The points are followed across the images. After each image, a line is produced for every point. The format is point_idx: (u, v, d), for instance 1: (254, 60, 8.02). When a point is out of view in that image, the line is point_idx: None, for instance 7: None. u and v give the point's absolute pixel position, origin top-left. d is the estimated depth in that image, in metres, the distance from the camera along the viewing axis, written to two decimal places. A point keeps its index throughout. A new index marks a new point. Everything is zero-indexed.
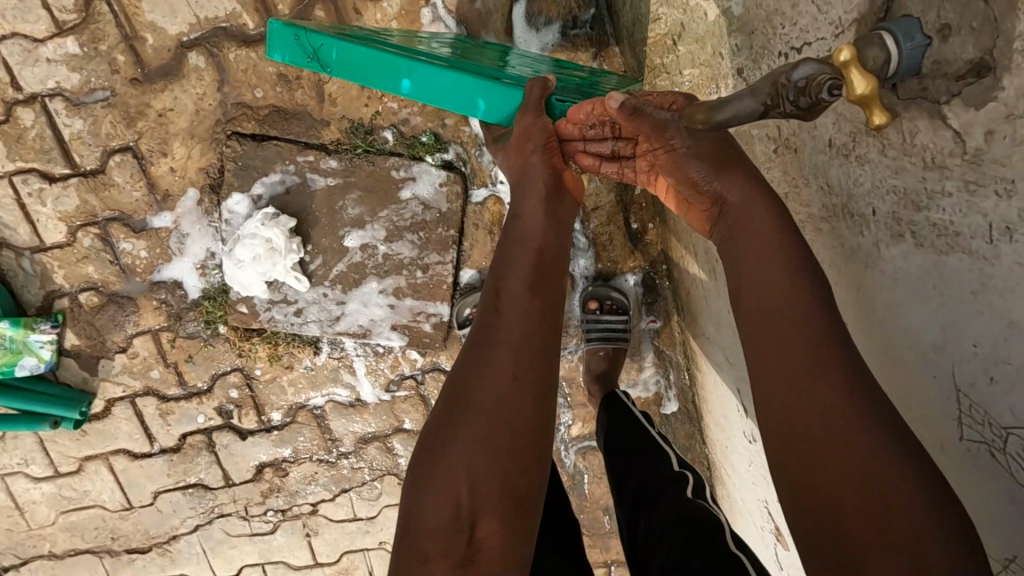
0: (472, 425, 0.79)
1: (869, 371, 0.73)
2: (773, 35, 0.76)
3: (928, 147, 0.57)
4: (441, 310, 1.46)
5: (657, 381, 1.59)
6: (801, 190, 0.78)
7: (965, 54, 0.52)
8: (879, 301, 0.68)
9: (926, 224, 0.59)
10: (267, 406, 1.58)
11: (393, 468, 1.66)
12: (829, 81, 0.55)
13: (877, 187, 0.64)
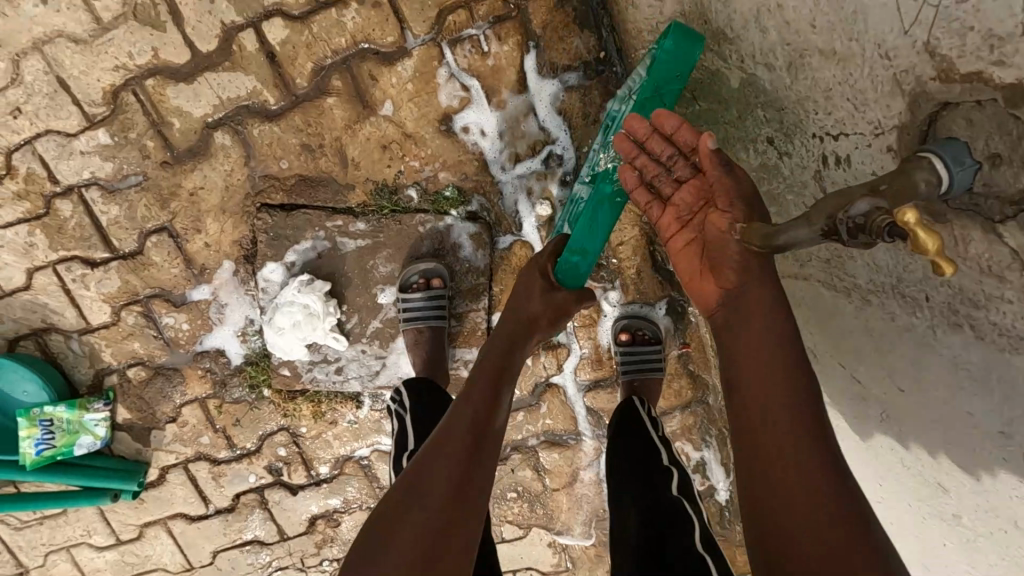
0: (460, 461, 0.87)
1: (928, 442, 0.77)
2: (806, 116, 0.81)
3: (983, 256, 0.62)
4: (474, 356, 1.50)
5: (697, 405, 1.60)
6: (845, 262, 0.81)
7: (1017, 184, 0.57)
8: (936, 382, 0.72)
9: (987, 322, 0.63)
10: (315, 460, 1.62)
11: None
12: (888, 225, 0.56)
13: (929, 275, 0.68)
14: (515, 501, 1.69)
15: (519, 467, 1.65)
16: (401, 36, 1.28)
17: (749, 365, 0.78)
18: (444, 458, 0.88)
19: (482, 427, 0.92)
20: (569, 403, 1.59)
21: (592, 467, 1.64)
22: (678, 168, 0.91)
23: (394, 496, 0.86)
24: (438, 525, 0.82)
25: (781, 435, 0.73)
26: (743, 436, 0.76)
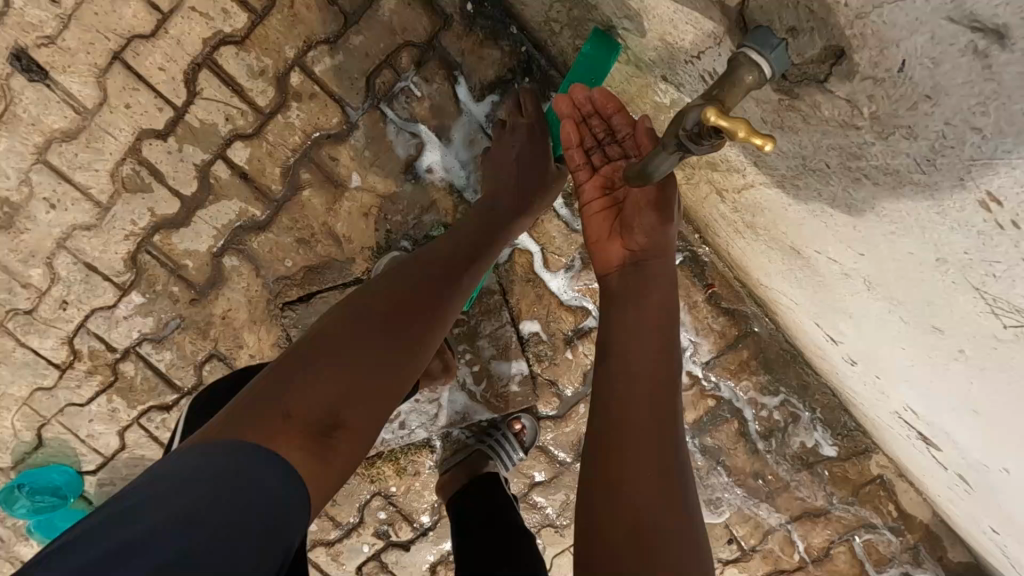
0: (438, 270, 1.08)
1: (898, 287, 0.93)
2: (674, 51, 1.00)
3: (834, 117, 0.81)
4: (519, 369, 1.57)
5: (743, 337, 1.61)
6: (765, 158, 0.98)
7: (814, 46, 0.74)
8: (876, 233, 0.90)
9: (872, 171, 0.82)
10: (414, 512, 1.70)
11: (545, 520, 1.74)
12: (711, 130, 0.74)
13: (819, 148, 0.87)
14: None
15: None
16: (344, 113, 1.39)
17: (632, 336, 1.03)
18: (414, 303, 1.01)
19: (461, 263, 1.12)
20: None
21: None
22: (611, 147, 1.14)
23: (364, 292, 1.02)
24: (391, 348, 0.95)
25: (641, 393, 0.98)
26: (613, 390, 0.99)
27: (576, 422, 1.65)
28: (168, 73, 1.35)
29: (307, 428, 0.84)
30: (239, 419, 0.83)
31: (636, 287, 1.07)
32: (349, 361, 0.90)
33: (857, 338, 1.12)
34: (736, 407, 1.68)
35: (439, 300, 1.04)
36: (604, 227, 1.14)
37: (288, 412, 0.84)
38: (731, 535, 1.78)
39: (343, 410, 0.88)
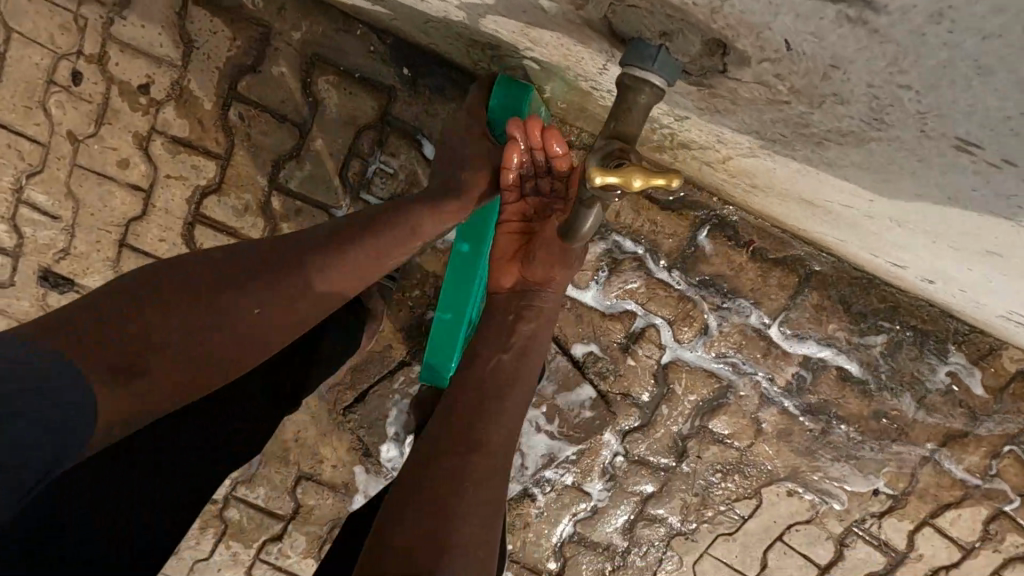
0: (359, 253, 1.03)
1: (917, 217, 0.90)
2: (584, 66, 1.00)
3: (754, 95, 0.79)
4: (588, 394, 1.52)
5: (809, 280, 1.48)
6: (725, 136, 0.97)
7: (689, 42, 0.73)
8: (863, 180, 0.87)
9: (822, 134, 0.80)
10: (538, 563, 1.65)
11: (670, 530, 1.66)
12: (614, 165, 0.79)
13: (761, 120, 0.85)
14: (724, 478, 1.62)
15: (702, 449, 1.60)
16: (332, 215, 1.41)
17: (513, 385, 1.08)
18: (302, 279, 0.98)
19: (364, 267, 1.05)
20: (699, 368, 1.54)
21: (761, 402, 1.56)
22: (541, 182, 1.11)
23: (283, 257, 0.98)
24: (241, 329, 0.93)
25: (508, 412, 1.05)
26: (487, 397, 1.05)
27: (665, 424, 1.57)
28: (169, 242, 1.42)
29: (119, 355, 0.82)
30: (123, 302, 0.86)
31: (514, 316, 1.16)
32: (205, 322, 0.89)
33: (920, 262, 1.08)
34: (829, 354, 1.53)
35: (324, 290, 1.01)
36: (509, 249, 1.18)
37: (131, 328, 0.84)
38: (875, 485, 1.62)
39: (155, 357, 0.85)
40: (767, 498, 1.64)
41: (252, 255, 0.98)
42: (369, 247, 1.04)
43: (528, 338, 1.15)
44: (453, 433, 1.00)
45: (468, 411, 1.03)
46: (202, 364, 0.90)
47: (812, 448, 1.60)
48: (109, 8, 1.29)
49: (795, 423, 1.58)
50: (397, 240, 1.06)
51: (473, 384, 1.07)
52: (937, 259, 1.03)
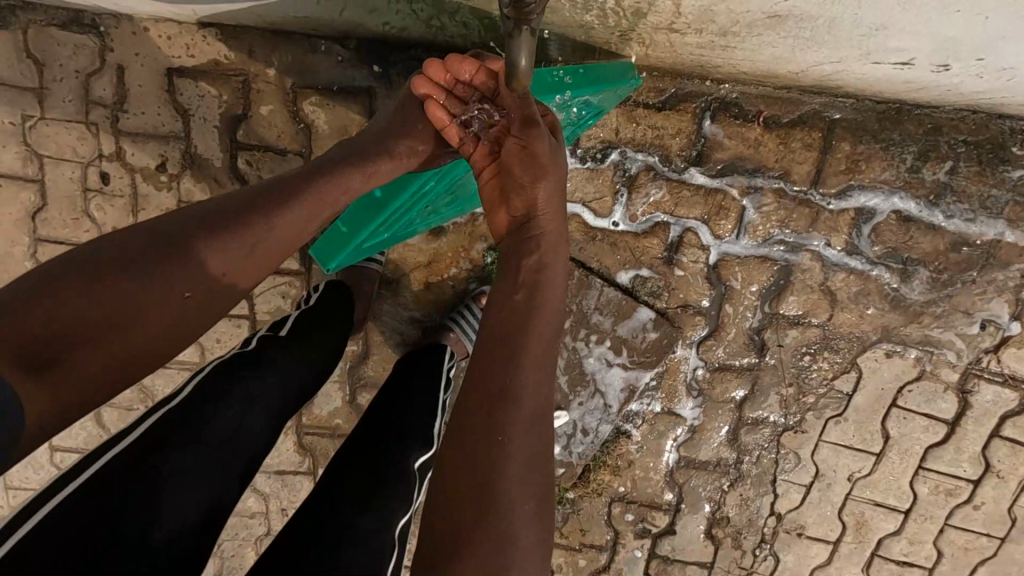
0: (300, 207, 0.93)
1: None
2: None
3: None
4: (647, 315, 1.50)
5: (834, 131, 1.41)
6: None
7: None
8: None
9: None
10: (655, 496, 1.65)
11: (776, 427, 1.61)
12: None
13: None
14: (814, 359, 1.56)
15: (781, 336, 1.55)
16: None
17: (531, 318, 0.93)
18: (228, 246, 0.87)
19: (302, 226, 0.94)
20: (749, 256, 1.50)
21: (826, 271, 1.50)
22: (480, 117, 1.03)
23: (229, 210, 0.90)
24: (176, 315, 0.85)
25: (535, 377, 0.90)
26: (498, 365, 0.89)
27: (734, 323, 1.54)
28: None
29: (29, 353, 0.76)
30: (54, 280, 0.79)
31: (530, 254, 1.00)
32: (126, 306, 0.81)
33: (920, 40, 1.05)
34: (881, 199, 1.45)
35: (258, 256, 0.90)
36: (493, 194, 1.06)
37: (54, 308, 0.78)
38: (979, 318, 1.51)
39: (74, 350, 0.79)
40: (867, 366, 1.56)
41: (186, 223, 0.87)
42: (307, 201, 0.94)
43: (536, 273, 0.98)
44: (464, 425, 0.87)
45: (483, 391, 0.88)
46: (140, 351, 0.84)
47: (897, 302, 1.51)
48: (112, 107, 1.42)
49: (870, 281, 1.50)
50: (325, 196, 0.96)
51: (486, 357, 0.91)
52: (928, 21, 1.00)
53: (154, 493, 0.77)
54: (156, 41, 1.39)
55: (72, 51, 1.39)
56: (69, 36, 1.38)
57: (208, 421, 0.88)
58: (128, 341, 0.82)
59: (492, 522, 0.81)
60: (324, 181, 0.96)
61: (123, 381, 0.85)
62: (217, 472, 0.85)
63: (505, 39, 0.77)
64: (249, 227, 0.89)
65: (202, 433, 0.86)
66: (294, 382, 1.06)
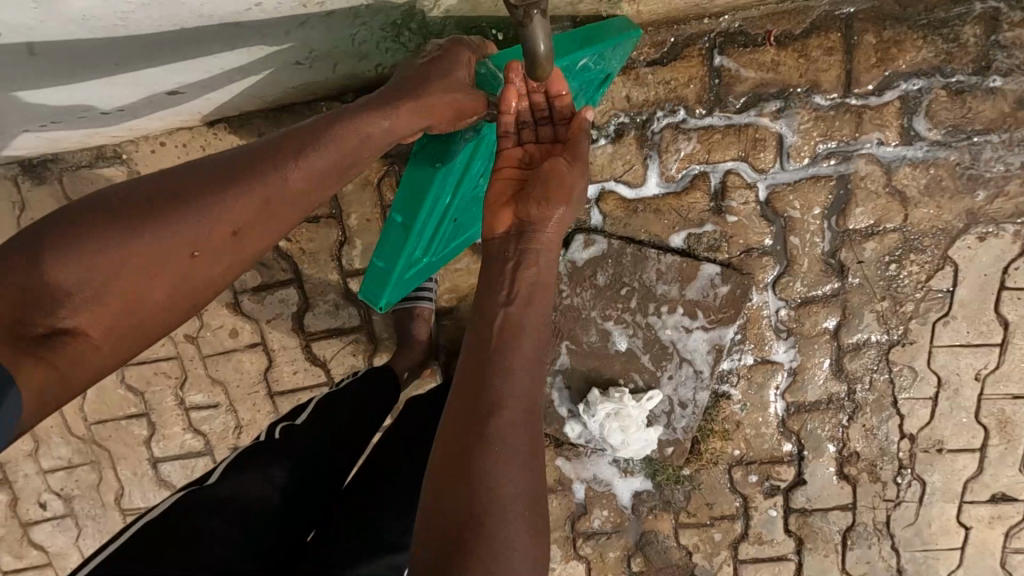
0: (311, 159, 0.83)
1: None
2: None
3: None
4: (712, 270, 1.45)
5: (852, 28, 1.34)
6: None
7: None
8: None
9: None
10: (773, 450, 1.58)
11: (881, 346, 1.52)
12: None
13: None
14: (901, 265, 1.46)
15: (858, 252, 1.46)
16: None
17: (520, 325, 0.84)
18: (230, 196, 0.76)
19: (312, 184, 0.84)
20: (800, 181, 1.43)
21: (886, 172, 1.41)
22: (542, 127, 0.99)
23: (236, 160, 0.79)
24: (172, 282, 0.75)
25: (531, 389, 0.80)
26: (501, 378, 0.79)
27: (805, 252, 1.46)
28: (302, 369, 1.57)
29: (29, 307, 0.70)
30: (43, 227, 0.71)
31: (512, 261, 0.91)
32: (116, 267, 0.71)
33: None
34: (924, 80, 1.36)
35: (269, 211, 0.80)
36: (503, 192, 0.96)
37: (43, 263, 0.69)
38: None
39: (72, 304, 0.71)
40: (962, 257, 1.45)
41: (196, 168, 0.78)
42: (319, 154, 0.83)
43: (533, 279, 0.89)
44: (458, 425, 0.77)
45: (470, 393, 0.79)
46: (135, 318, 0.75)
47: (973, 180, 1.41)
48: None
49: (938, 167, 1.40)
50: (344, 149, 0.86)
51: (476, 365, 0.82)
52: None
53: (195, 543, 0.78)
54: (175, 152, 1.46)
55: (104, 185, 1.47)
56: (99, 171, 1.46)
57: (235, 481, 0.89)
58: (127, 295, 0.73)
59: (481, 525, 0.69)
60: (336, 128, 0.86)
61: (138, 340, 0.77)
62: (241, 522, 0.84)
63: (519, 30, 0.75)
64: (256, 184, 0.78)
65: (241, 493, 0.88)
66: (332, 430, 1.05)
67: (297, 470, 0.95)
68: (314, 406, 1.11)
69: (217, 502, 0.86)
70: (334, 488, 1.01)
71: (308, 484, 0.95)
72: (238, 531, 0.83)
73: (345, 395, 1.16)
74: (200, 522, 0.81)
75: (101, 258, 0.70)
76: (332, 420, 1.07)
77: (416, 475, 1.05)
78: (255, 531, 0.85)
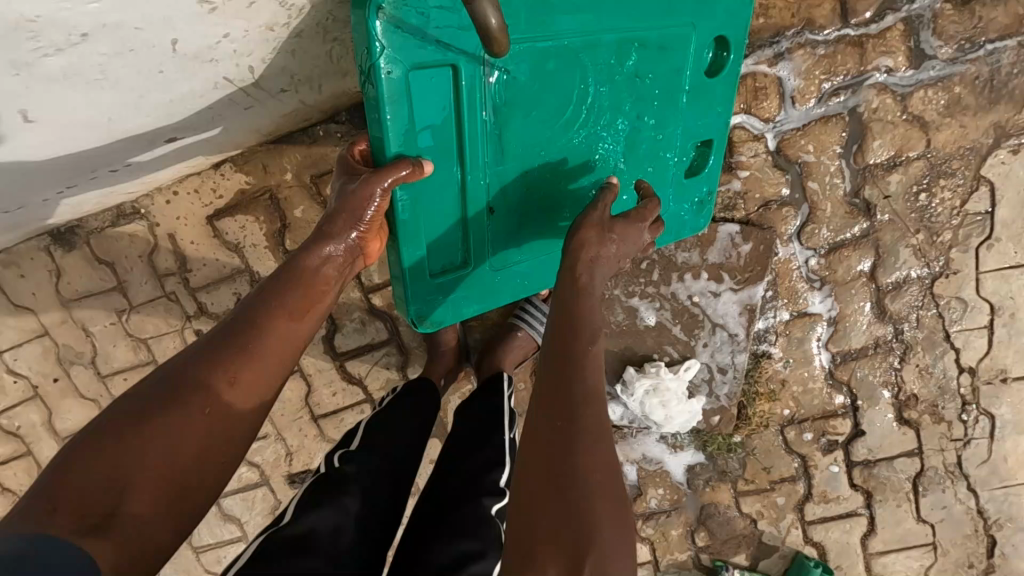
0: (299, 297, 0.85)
1: None
2: None
3: None
4: (732, 229, 1.41)
5: None
6: None
7: None
8: None
9: None
10: (825, 404, 1.52)
11: (922, 281, 1.45)
12: None
13: None
14: (931, 193, 1.40)
15: (883, 187, 1.40)
16: None
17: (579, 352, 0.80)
18: (239, 344, 0.76)
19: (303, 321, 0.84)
20: (810, 124, 1.38)
21: (899, 101, 1.35)
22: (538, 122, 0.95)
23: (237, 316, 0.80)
24: (203, 444, 0.70)
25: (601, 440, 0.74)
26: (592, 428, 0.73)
27: (827, 197, 1.41)
28: (340, 390, 1.60)
29: (83, 527, 0.61)
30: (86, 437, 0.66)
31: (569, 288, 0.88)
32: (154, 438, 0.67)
33: None
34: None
35: (278, 358, 0.79)
36: None
37: (83, 466, 0.64)
38: None
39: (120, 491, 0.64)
40: (996, 174, 1.38)
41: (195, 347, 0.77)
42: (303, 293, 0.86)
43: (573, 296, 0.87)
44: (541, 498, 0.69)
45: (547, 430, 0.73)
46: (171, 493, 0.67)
47: (994, 93, 1.34)
48: (180, 272, 1.54)
49: (955, 85, 1.34)
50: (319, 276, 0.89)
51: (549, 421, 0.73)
52: None
53: None
54: (187, 198, 1.51)
55: (129, 241, 1.53)
56: (121, 229, 1.52)
57: (308, 523, 0.86)
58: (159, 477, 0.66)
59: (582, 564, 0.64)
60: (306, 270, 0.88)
61: (172, 525, 0.68)
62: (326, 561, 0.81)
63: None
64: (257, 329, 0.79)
65: (318, 526, 0.86)
66: (379, 458, 1.05)
67: (359, 500, 0.94)
68: (362, 433, 1.11)
69: (301, 540, 0.82)
70: (400, 507, 1.02)
71: (374, 512, 0.95)
72: (326, 561, 0.81)
73: (386, 419, 1.15)
74: (298, 558, 0.79)
75: (141, 449, 0.66)
76: (379, 445, 1.07)
77: (465, 474, 1.04)
78: (341, 559, 0.83)
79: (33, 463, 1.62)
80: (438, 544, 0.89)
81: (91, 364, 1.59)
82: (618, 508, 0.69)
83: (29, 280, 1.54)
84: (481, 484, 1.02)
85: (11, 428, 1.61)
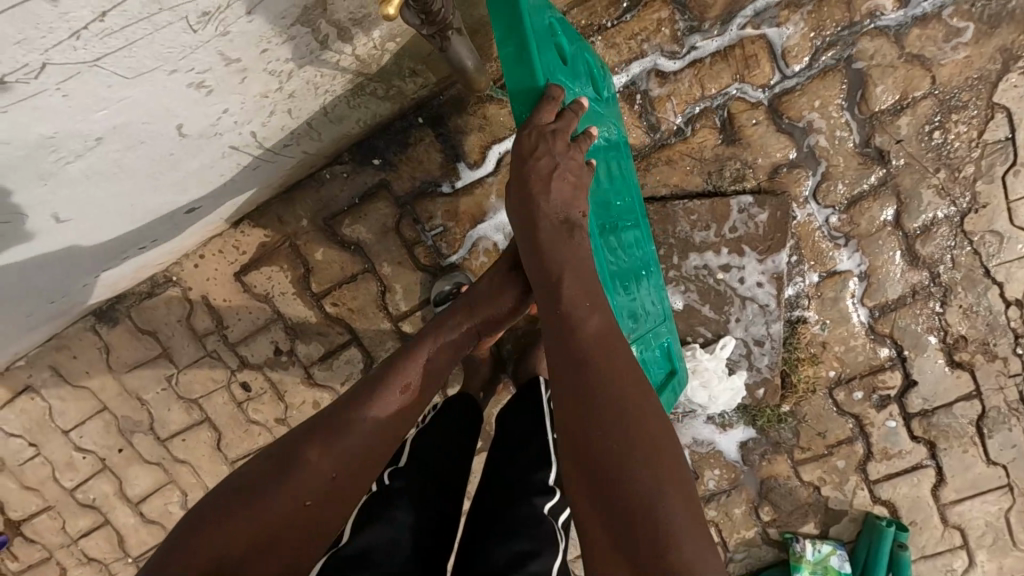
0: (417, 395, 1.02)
1: None
2: None
3: None
4: (746, 201, 1.40)
5: None
6: None
7: None
8: None
9: None
10: (870, 360, 1.49)
11: (950, 221, 1.41)
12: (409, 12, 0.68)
13: None
14: (945, 130, 1.36)
15: (894, 132, 1.37)
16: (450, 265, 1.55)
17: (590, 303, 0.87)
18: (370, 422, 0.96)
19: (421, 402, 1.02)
20: (807, 82, 1.37)
21: (894, 44, 1.33)
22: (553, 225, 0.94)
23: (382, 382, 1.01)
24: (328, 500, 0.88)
25: (603, 316, 0.86)
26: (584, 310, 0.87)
27: (837, 151, 1.39)
28: None
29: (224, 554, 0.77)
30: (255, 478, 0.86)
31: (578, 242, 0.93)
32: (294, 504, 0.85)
33: None
34: None
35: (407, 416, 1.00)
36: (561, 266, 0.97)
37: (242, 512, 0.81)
38: None
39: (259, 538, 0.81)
40: (1011, 99, 1.33)
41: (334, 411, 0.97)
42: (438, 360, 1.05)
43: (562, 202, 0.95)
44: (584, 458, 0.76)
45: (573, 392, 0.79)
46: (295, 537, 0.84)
47: (994, 17, 1.31)
48: (218, 330, 1.60)
49: (950, 18, 1.31)
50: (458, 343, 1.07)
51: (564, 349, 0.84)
52: None
53: None
54: (213, 259, 1.57)
55: (166, 308, 1.60)
56: (158, 298, 1.60)
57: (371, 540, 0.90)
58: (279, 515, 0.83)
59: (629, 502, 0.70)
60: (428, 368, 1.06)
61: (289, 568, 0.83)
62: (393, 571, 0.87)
63: None
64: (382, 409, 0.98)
65: (376, 543, 0.89)
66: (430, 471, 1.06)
67: (412, 513, 0.97)
68: (410, 446, 1.11)
69: (363, 557, 0.86)
70: (452, 515, 1.04)
71: (426, 522, 0.98)
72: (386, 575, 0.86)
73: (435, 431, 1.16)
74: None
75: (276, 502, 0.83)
76: (428, 460, 1.08)
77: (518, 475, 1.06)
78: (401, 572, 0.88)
79: (112, 531, 1.70)
80: (495, 548, 0.94)
81: (150, 430, 1.66)
82: (647, 448, 0.73)
83: (82, 359, 1.63)
84: (527, 484, 1.03)
85: (87, 501, 1.69)
